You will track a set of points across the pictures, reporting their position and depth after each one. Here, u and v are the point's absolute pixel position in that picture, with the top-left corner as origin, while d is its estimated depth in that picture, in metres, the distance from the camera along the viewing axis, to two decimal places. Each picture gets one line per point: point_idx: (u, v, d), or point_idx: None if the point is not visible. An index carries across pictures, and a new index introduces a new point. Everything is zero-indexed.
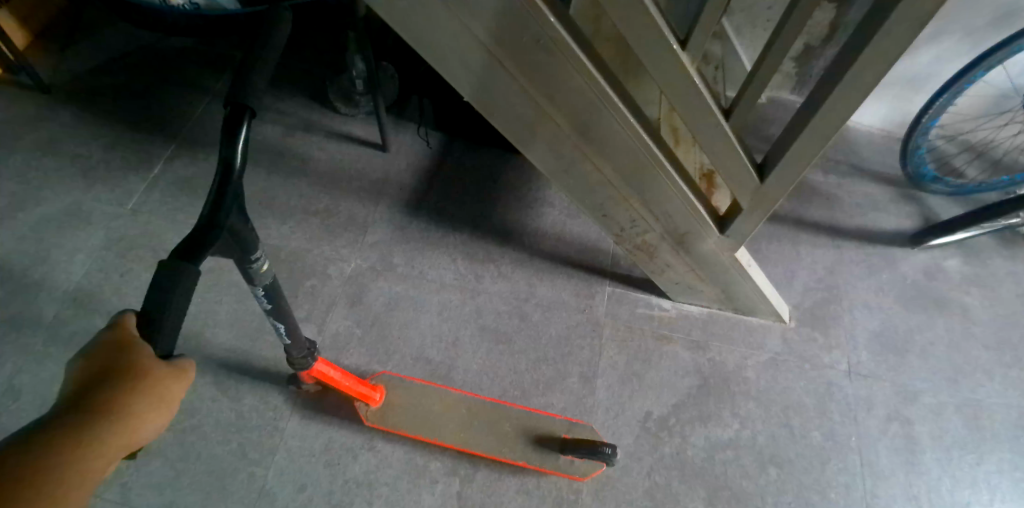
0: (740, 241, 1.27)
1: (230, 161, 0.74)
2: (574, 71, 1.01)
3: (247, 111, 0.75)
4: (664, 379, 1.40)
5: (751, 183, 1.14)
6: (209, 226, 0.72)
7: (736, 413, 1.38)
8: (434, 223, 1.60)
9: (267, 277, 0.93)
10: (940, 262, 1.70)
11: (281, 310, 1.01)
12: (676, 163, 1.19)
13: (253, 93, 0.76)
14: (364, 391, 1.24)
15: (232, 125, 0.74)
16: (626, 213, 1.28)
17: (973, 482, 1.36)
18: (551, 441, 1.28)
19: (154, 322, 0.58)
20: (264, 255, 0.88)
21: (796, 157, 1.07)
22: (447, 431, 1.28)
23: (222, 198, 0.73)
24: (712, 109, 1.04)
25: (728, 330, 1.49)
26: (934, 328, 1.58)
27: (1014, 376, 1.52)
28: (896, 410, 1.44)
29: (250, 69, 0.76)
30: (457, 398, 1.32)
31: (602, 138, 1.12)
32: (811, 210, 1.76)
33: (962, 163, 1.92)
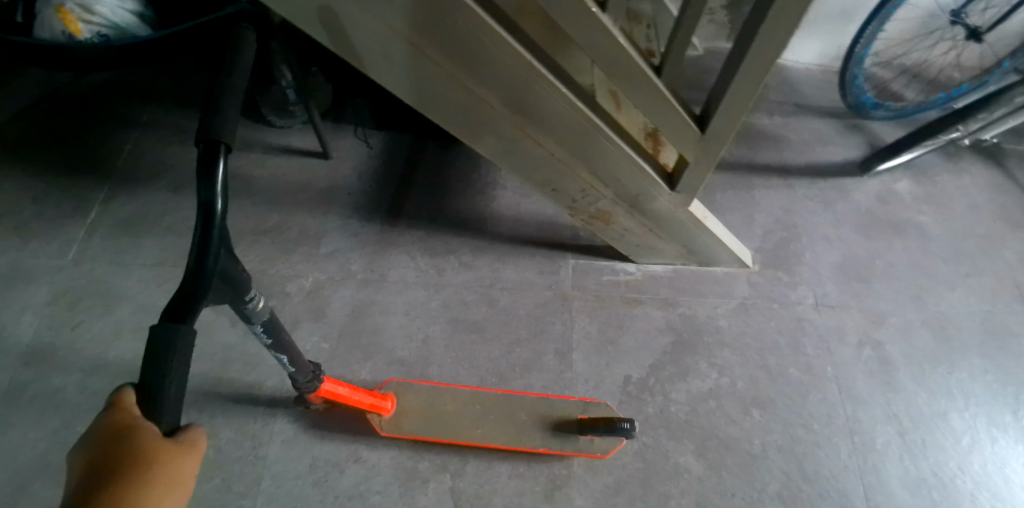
0: (692, 194, 1.27)
1: (209, 203, 0.73)
2: (497, 48, 0.99)
3: (222, 147, 0.77)
4: (640, 341, 1.39)
5: (693, 136, 1.14)
6: (200, 270, 0.71)
7: (713, 362, 1.38)
8: (389, 223, 1.57)
9: (264, 313, 0.90)
10: (891, 186, 1.73)
11: (282, 343, 0.99)
12: (617, 127, 1.18)
13: (224, 131, 0.77)
14: (375, 403, 1.21)
15: (208, 163, 0.75)
16: (576, 184, 1.27)
17: (948, 391, 1.43)
18: (566, 423, 1.28)
19: (155, 402, 0.60)
20: (258, 293, 0.86)
21: (732, 103, 1.07)
22: (462, 429, 1.27)
23: (209, 234, 0.72)
24: (642, 67, 1.03)
25: (696, 284, 1.48)
26: (893, 251, 1.60)
27: (972, 285, 1.59)
28: (867, 334, 1.47)
29: (217, 112, 0.78)
30: (468, 395, 1.32)
31: (538, 111, 1.10)
32: (760, 153, 1.74)
33: (900, 86, 1.95)
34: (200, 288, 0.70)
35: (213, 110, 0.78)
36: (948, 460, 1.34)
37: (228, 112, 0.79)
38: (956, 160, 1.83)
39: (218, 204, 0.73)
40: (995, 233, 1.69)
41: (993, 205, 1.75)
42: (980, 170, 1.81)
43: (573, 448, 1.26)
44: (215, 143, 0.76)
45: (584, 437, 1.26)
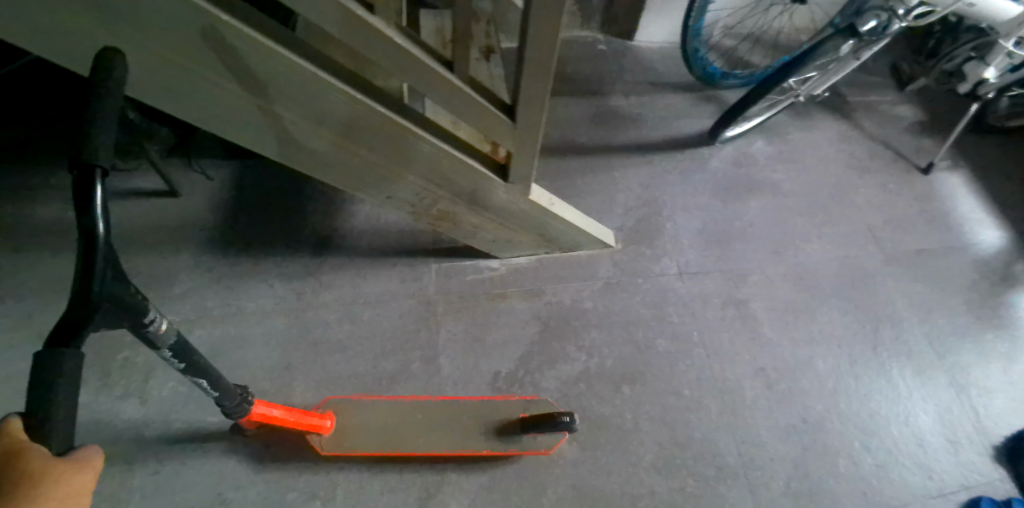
0: (528, 184, 1.23)
1: (91, 229, 0.59)
2: (270, 59, 0.91)
3: (99, 173, 0.59)
4: (506, 335, 1.39)
5: (505, 125, 1.07)
6: (80, 304, 0.59)
7: (580, 345, 1.38)
8: (244, 253, 1.50)
9: (169, 334, 0.80)
10: (746, 150, 1.74)
11: (196, 365, 0.91)
12: (433, 126, 1.12)
13: (101, 149, 0.59)
14: (313, 422, 1.19)
15: (82, 190, 0.58)
16: (408, 189, 1.20)
17: (812, 338, 1.46)
18: (508, 422, 1.27)
19: (40, 431, 0.55)
20: (159, 314, 0.74)
21: (533, 90, 1.01)
22: (405, 439, 1.24)
23: (93, 262, 0.60)
24: (432, 65, 0.95)
25: (559, 270, 1.46)
26: (749, 212, 1.62)
27: (827, 234, 1.62)
28: (729, 294, 1.48)
29: (89, 119, 0.60)
30: (410, 405, 1.29)
31: (341, 120, 1.03)
32: (618, 133, 1.70)
33: (746, 52, 2.01)
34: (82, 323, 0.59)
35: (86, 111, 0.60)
36: (814, 404, 1.38)
37: (103, 117, 0.61)
38: (807, 117, 1.85)
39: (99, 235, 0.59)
40: (846, 182, 1.73)
41: (844, 155, 1.79)
42: (830, 124, 1.84)
43: (516, 447, 1.24)
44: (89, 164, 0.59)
45: (527, 435, 1.25)
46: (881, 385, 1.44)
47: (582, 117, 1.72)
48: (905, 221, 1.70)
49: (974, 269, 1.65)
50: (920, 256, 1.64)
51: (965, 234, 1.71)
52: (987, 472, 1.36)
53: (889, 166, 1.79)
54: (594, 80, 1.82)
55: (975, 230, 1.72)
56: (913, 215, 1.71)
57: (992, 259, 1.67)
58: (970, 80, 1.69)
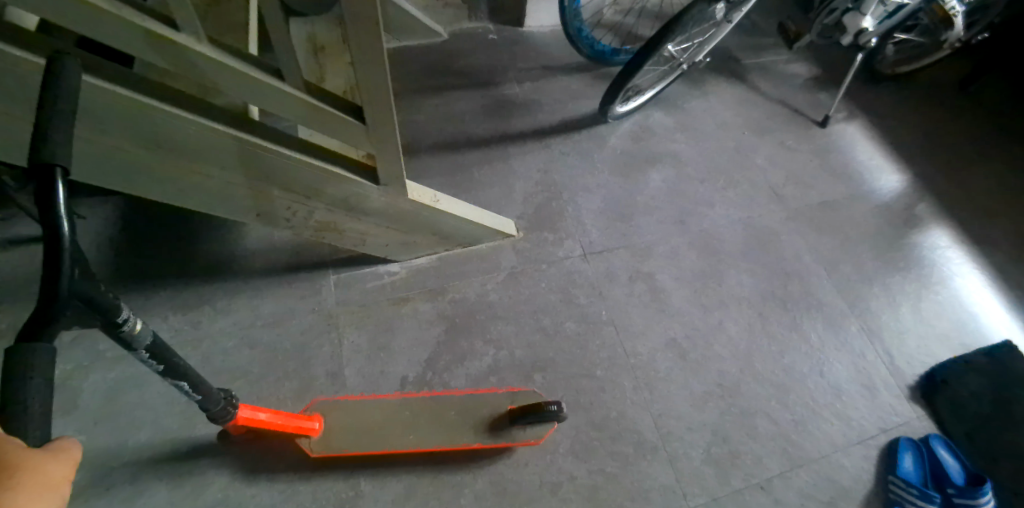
0: (402, 185, 1.20)
1: (57, 229, 0.55)
2: (82, 90, 0.86)
3: (58, 171, 0.56)
4: (412, 339, 1.35)
5: (357, 130, 1.04)
6: (48, 301, 0.55)
7: (488, 338, 1.35)
8: (137, 289, 1.41)
9: (146, 336, 0.76)
10: (644, 124, 1.73)
11: (176, 369, 0.87)
12: (288, 138, 1.08)
13: (58, 147, 0.57)
14: (301, 424, 1.15)
15: (46, 193, 0.55)
16: (276, 204, 1.17)
17: (721, 302, 1.44)
18: (495, 416, 1.24)
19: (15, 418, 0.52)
20: (134, 313, 0.71)
21: (375, 92, 0.98)
22: (395, 437, 1.21)
23: (58, 261, 0.56)
24: (260, 78, 0.91)
25: (461, 266, 1.44)
26: (650, 184, 1.61)
27: (729, 197, 1.62)
28: (636, 269, 1.46)
29: (44, 119, 0.57)
30: (399, 402, 1.26)
31: (182, 144, 0.98)
32: (514, 122, 1.69)
33: (633, 24, 1.95)
34: (48, 320, 0.55)
35: (41, 113, 0.58)
36: (729, 368, 1.35)
37: (59, 118, 0.58)
38: (701, 85, 1.85)
39: (64, 235, 0.56)
40: (745, 143, 1.74)
41: (741, 118, 1.79)
42: (724, 89, 1.85)
43: (506, 441, 1.21)
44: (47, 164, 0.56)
45: (516, 428, 1.22)
46: (799, 345, 1.41)
47: (475, 110, 1.70)
48: (806, 175, 1.70)
49: (878, 214, 1.66)
50: (823, 208, 1.64)
51: (867, 181, 1.73)
52: (905, 413, 1.37)
53: (787, 123, 1.81)
54: (486, 71, 1.80)
55: (875, 177, 1.74)
56: (815, 170, 1.72)
57: (892, 203, 1.70)
58: (850, 32, 1.70)
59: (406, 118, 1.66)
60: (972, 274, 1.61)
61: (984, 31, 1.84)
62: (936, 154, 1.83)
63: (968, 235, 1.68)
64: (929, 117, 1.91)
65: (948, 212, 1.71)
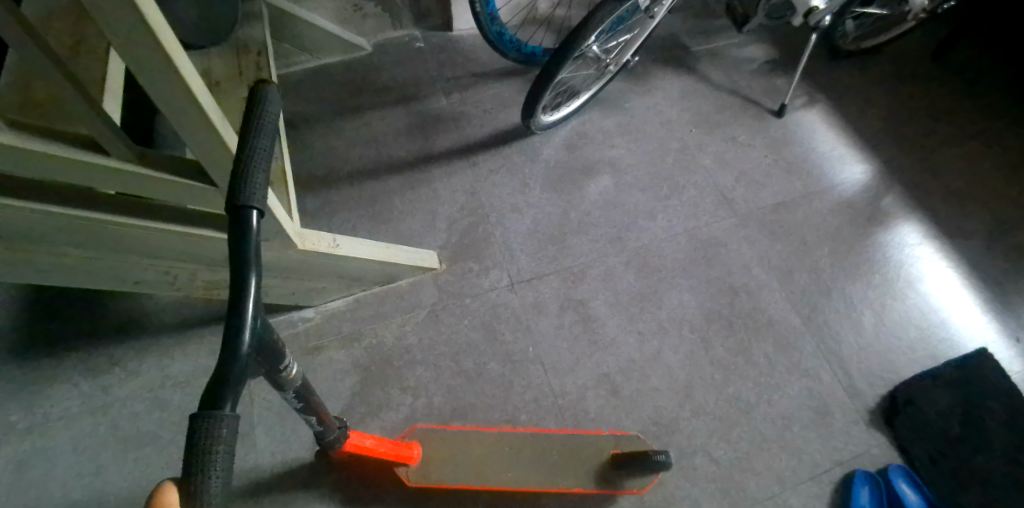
0: (285, 236, 1.10)
1: (239, 274, 0.55)
2: None
3: (253, 212, 0.57)
4: (325, 392, 1.26)
5: (209, 190, 0.96)
6: (228, 358, 0.52)
7: (405, 386, 1.26)
8: (42, 353, 1.32)
9: (297, 379, 0.77)
10: (581, 130, 1.59)
11: (311, 407, 0.86)
12: (144, 205, 1.01)
13: (253, 188, 0.57)
14: (400, 452, 1.11)
15: (236, 234, 0.56)
16: (152, 271, 1.12)
17: (661, 328, 1.32)
18: (598, 462, 1.17)
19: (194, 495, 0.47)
20: (292, 359, 0.71)
21: (211, 150, 0.90)
22: (497, 472, 1.16)
23: (240, 307, 0.53)
24: (77, 156, 0.85)
25: (377, 308, 1.34)
26: (587, 197, 1.48)
27: (674, 206, 1.48)
28: (567, 297, 1.34)
29: (245, 160, 0.58)
30: (497, 436, 1.19)
31: (17, 230, 0.94)
32: (439, 140, 1.57)
33: (563, 10, 1.79)
34: (225, 382, 0.51)
35: (243, 151, 0.59)
36: (666, 403, 1.24)
37: (261, 158, 0.59)
38: (646, 80, 1.69)
39: (250, 283, 0.55)
40: (693, 141, 1.59)
41: (688, 114, 1.64)
42: (671, 82, 1.70)
43: (610, 489, 1.15)
44: (242, 205, 0.57)
45: (620, 474, 1.16)
46: (748, 372, 1.29)
47: (398, 131, 1.59)
48: (759, 174, 1.55)
49: (839, 213, 1.52)
50: (776, 210, 1.50)
51: (827, 174, 1.58)
52: (864, 441, 1.26)
53: (739, 115, 1.65)
54: (410, 85, 1.68)
55: (837, 169, 1.59)
56: (768, 167, 1.57)
57: (856, 198, 1.55)
58: (800, 12, 1.54)
59: (325, 145, 1.56)
60: (945, 272, 1.48)
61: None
62: (907, 138, 1.69)
63: (940, 227, 1.54)
64: (898, 97, 1.77)
65: (919, 203, 1.57)
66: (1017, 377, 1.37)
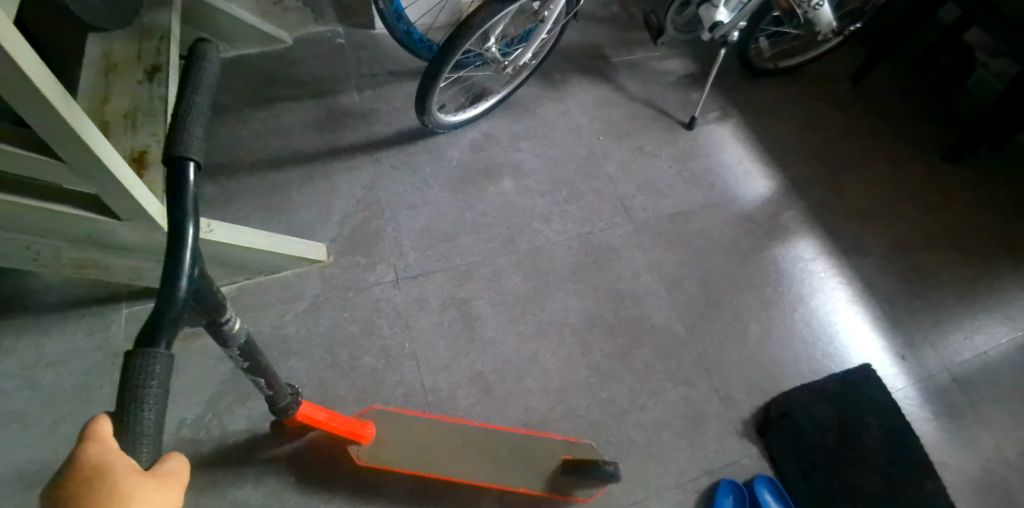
0: (147, 218, 1.09)
1: (178, 222, 0.59)
2: None
3: (189, 163, 0.61)
4: (196, 378, 1.21)
5: (58, 166, 0.97)
6: (165, 299, 0.55)
7: (276, 376, 1.24)
8: None
9: (241, 335, 0.78)
10: (489, 132, 1.58)
11: (258, 366, 0.87)
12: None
13: (189, 142, 0.62)
14: (353, 430, 1.09)
15: (174, 184, 0.60)
16: (14, 245, 1.12)
17: (541, 330, 1.32)
18: (550, 467, 1.16)
19: (131, 423, 0.51)
20: (234, 313, 0.73)
21: (46, 125, 0.89)
22: (446, 463, 1.14)
23: (177, 256, 0.58)
24: None
25: (261, 296, 1.33)
26: (485, 198, 1.48)
27: (570, 211, 1.48)
28: (450, 295, 1.34)
29: (180, 117, 0.63)
30: (453, 427, 1.18)
31: None
32: (345, 134, 1.57)
33: None
34: (162, 318, 0.55)
35: (179, 107, 0.64)
36: (537, 405, 1.24)
37: (196, 114, 0.64)
38: (561, 87, 1.70)
39: (187, 231, 0.59)
40: (598, 148, 1.60)
41: (598, 122, 1.65)
42: (586, 90, 1.71)
43: (559, 494, 1.14)
44: (179, 158, 0.61)
45: (569, 481, 1.15)
46: (625, 378, 1.29)
47: (306, 124, 1.59)
48: (660, 184, 1.56)
49: (736, 225, 1.53)
50: (673, 220, 1.51)
51: (731, 187, 1.60)
52: (735, 451, 1.26)
53: (649, 126, 1.66)
54: (325, 79, 1.68)
55: (740, 183, 1.61)
56: (671, 178, 1.58)
57: (755, 211, 1.57)
58: (705, 25, 1.55)
59: (230, 134, 1.55)
60: (838, 289, 1.48)
61: (855, 22, 1.75)
62: (817, 155, 1.71)
63: (837, 246, 1.55)
64: (813, 116, 1.79)
65: (820, 220, 1.59)
66: (898, 395, 1.36)
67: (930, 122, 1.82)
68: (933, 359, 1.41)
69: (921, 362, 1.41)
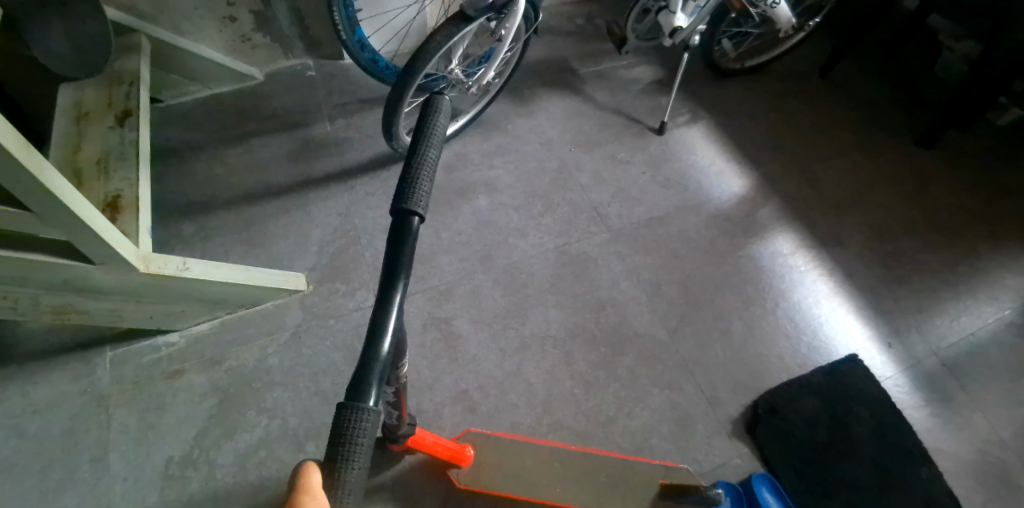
0: (122, 260, 1.11)
1: (393, 277, 0.60)
2: None
3: (414, 218, 0.62)
4: (182, 415, 1.25)
5: (28, 217, 0.98)
6: (372, 355, 0.57)
7: (261, 407, 1.27)
8: None
9: (404, 378, 0.81)
10: (461, 152, 1.60)
11: (399, 400, 0.89)
12: None
13: (418, 196, 0.63)
14: (455, 454, 1.11)
15: (399, 238, 0.61)
16: None
17: (523, 344, 1.32)
18: (648, 491, 1.16)
19: (337, 474, 0.53)
20: (406, 358, 0.77)
21: (9, 177, 0.90)
22: (543, 486, 1.16)
23: (387, 314, 0.59)
24: None
25: (242, 330, 1.35)
26: (460, 216, 1.49)
27: (545, 224, 1.49)
28: (431, 316, 1.34)
29: (414, 169, 0.64)
30: (548, 450, 1.19)
31: None
32: (319, 165, 1.60)
33: None
34: (369, 373, 0.56)
35: (413, 159, 0.64)
36: (523, 419, 1.24)
37: (427, 167, 0.64)
38: (529, 102, 1.72)
39: (398, 291, 0.60)
40: (570, 159, 1.62)
41: (568, 134, 1.67)
42: (555, 103, 1.73)
43: None
44: (407, 211, 0.62)
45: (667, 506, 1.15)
46: (610, 385, 1.29)
47: (280, 157, 1.61)
48: (634, 190, 1.58)
49: (713, 225, 1.54)
50: (649, 225, 1.52)
51: (706, 188, 1.61)
52: (725, 451, 1.25)
53: (620, 134, 1.68)
54: (297, 112, 1.70)
55: (714, 182, 1.62)
56: (645, 183, 1.59)
57: (731, 210, 1.58)
58: (666, 31, 1.59)
59: (206, 172, 1.57)
60: (820, 281, 1.48)
61: (813, 18, 1.79)
62: (790, 150, 1.72)
63: (815, 237, 1.55)
64: (783, 111, 1.80)
65: (797, 213, 1.59)
66: (887, 384, 1.36)
67: (899, 109, 1.83)
68: (920, 345, 1.41)
69: (907, 348, 1.40)
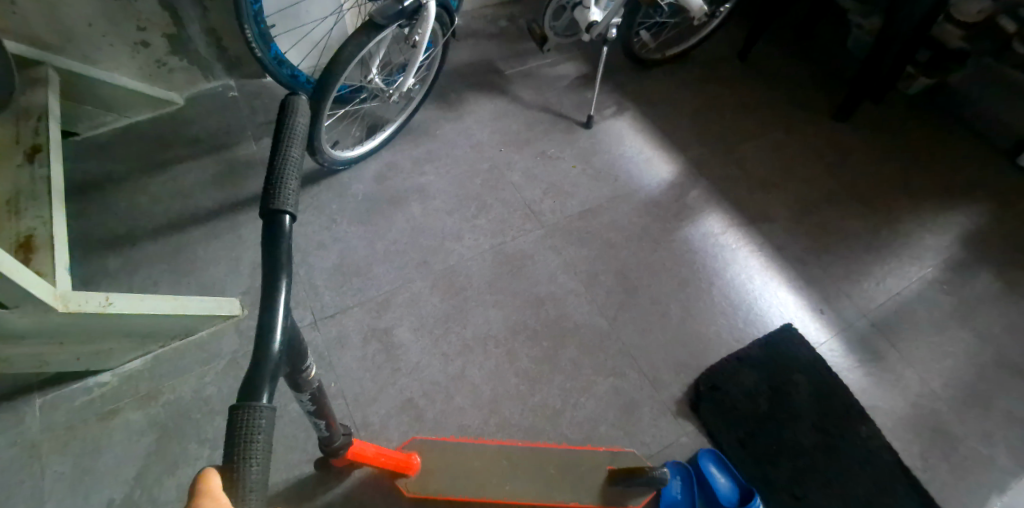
0: (38, 302, 1.06)
1: (272, 277, 0.60)
2: None
3: (285, 217, 0.63)
4: (119, 456, 1.21)
5: None
6: (259, 357, 0.57)
7: (203, 439, 1.24)
8: None
9: (314, 381, 0.81)
10: (392, 161, 1.59)
11: (323, 408, 0.89)
12: None
13: (285, 195, 0.63)
14: (402, 462, 1.11)
15: (271, 238, 0.62)
16: None
17: (465, 347, 1.32)
18: (597, 478, 1.20)
19: (239, 475, 0.52)
20: (311, 360, 0.76)
21: None
22: (494, 485, 1.17)
23: (270, 314, 0.59)
24: None
25: (177, 361, 1.31)
26: (394, 225, 1.48)
27: (480, 225, 1.50)
28: (371, 327, 1.33)
29: (278, 170, 0.64)
30: (495, 449, 1.21)
31: None
32: (247, 186, 1.58)
33: None
34: (261, 375, 0.56)
35: (276, 159, 0.65)
36: (470, 421, 1.24)
37: (292, 166, 0.65)
38: (457, 106, 1.73)
39: (281, 289, 0.60)
40: (502, 159, 1.63)
41: (497, 134, 1.68)
42: (483, 105, 1.74)
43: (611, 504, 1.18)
44: (277, 212, 0.63)
45: (617, 489, 1.18)
46: (554, 379, 1.30)
47: (206, 181, 1.57)
48: (566, 184, 1.60)
49: (645, 212, 1.57)
50: (583, 218, 1.54)
51: (636, 177, 1.64)
52: (672, 431, 1.28)
53: (549, 131, 1.70)
54: (221, 134, 1.67)
55: (644, 170, 1.66)
56: (576, 177, 1.62)
57: (662, 195, 1.61)
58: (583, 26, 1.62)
59: (129, 203, 1.52)
60: (751, 256, 1.53)
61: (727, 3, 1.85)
62: (714, 133, 1.77)
63: (744, 215, 1.60)
64: (705, 97, 1.86)
65: (726, 194, 1.64)
66: (822, 348, 1.41)
67: (814, 86, 1.91)
68: (850, 308, 1.47)
69: (839, 313, 1.46)
